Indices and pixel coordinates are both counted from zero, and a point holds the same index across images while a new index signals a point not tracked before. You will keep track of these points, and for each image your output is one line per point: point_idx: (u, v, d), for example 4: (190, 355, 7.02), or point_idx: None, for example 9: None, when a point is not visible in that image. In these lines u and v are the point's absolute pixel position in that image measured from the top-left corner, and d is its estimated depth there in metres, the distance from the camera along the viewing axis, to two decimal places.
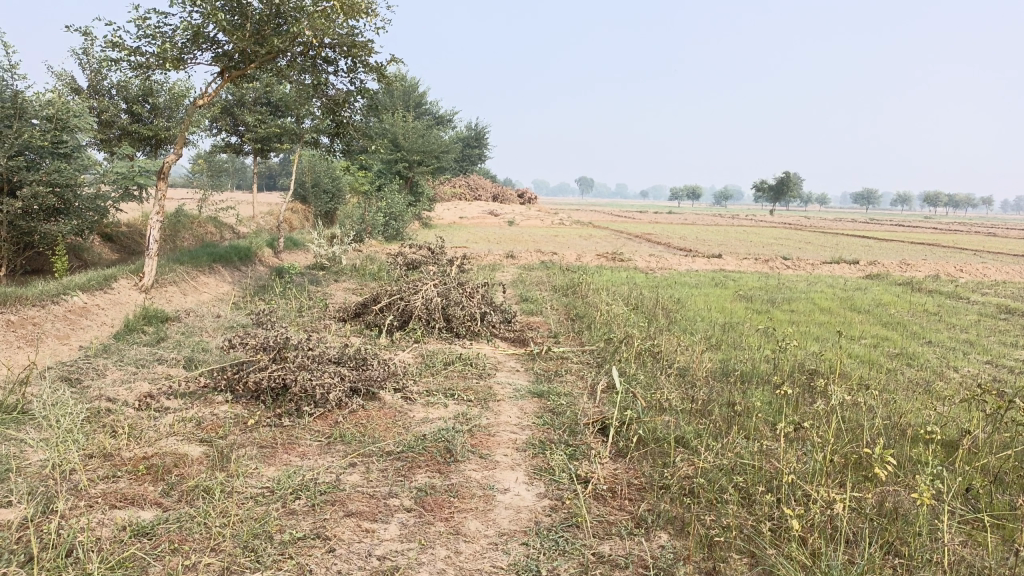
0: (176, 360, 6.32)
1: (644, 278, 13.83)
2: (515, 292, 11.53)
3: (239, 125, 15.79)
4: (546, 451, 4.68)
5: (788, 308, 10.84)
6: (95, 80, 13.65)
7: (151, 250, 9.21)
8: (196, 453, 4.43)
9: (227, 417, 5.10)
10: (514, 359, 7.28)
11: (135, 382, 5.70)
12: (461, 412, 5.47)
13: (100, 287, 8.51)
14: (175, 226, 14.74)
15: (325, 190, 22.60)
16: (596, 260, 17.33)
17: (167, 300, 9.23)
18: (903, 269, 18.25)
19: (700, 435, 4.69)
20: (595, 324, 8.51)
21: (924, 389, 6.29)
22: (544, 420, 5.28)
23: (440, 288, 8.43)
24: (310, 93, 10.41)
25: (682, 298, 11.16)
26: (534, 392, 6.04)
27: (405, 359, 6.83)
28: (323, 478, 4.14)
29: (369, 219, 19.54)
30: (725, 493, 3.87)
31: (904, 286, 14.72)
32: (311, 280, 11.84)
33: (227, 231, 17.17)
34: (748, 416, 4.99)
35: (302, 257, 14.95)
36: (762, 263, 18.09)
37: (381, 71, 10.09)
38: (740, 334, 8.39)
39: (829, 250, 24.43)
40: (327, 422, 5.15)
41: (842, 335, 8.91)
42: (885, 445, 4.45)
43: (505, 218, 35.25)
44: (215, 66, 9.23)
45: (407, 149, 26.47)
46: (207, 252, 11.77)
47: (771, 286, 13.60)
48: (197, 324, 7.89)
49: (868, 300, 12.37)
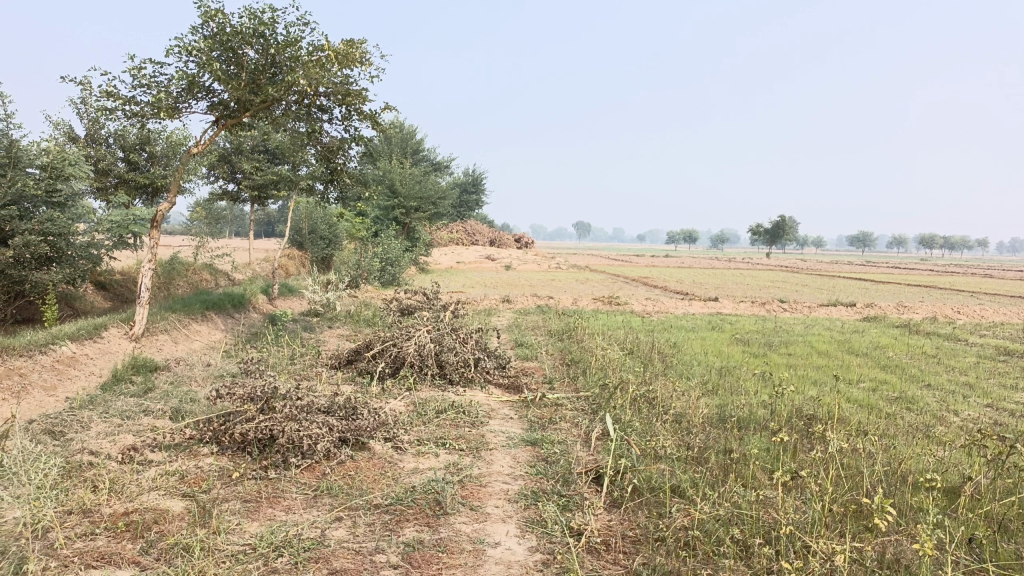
0: (163, 411, 6.22)
1: (640, 321, 13.75)
2: (511, 337, 11.44)
3: (236, 173, 15.86)
4: (538, 502, 4.55)
5: (786, 352, 10.75)
6: (92, 130, 13.76)
7: (143, 298, 9.15)
8: (177, 509, 4.31)
9: (212, 470, 4.98)
10: (507, 406, 7.17)
11: (120, 434, 5.59)
12: (452, 462, 5.35)
13: (90, 336, 8.42)
14: (170, 274, 14.70)
15: (321, 237, 22.67)
16: (592, 305, 17.28)
17: (158, 349, 9.14)
18: (900, 311, 18.19)
19: (695, 484, 4.57)
20: (591, 370, 8.42)
21: (925, 433, 6.18)
22: (537, 470, 5.16)
23: (433, 334, 8.35)
24: (305, 141, 10.45)
25: (679, 342, 11.08)
26: (527, 440, 5.92)
27: (397, 408, 6.71)
28: (307, 534, 4.00)
29: (366, 265, 19.54)
30: (721, 546, 3.74)
31: (902, 328, 14.65)
32: (304, 326, 11.76)
33: (222, 278, 17.13)
34: (746, 464, 4.87)
35: (296, 304, 14.88)
36: (759, 306, 18.04)
37: (375, 119, 10.15)
38: (737, 378, 8.29)
39: (825, 292, 24.42)
40: (314, 474, 5.02)
41: (841, 378, 8.82)
42: (886, 493, 4.34)
43: (501, 262, 35.30)
44: (210, 114, 9.29)
45: (404, 196, 26.47)
46: (200, 300, 11.71)
47: (768, 329, 13.53)
48: (187, 373, 7.78)
49: (865, 342, 12.29)
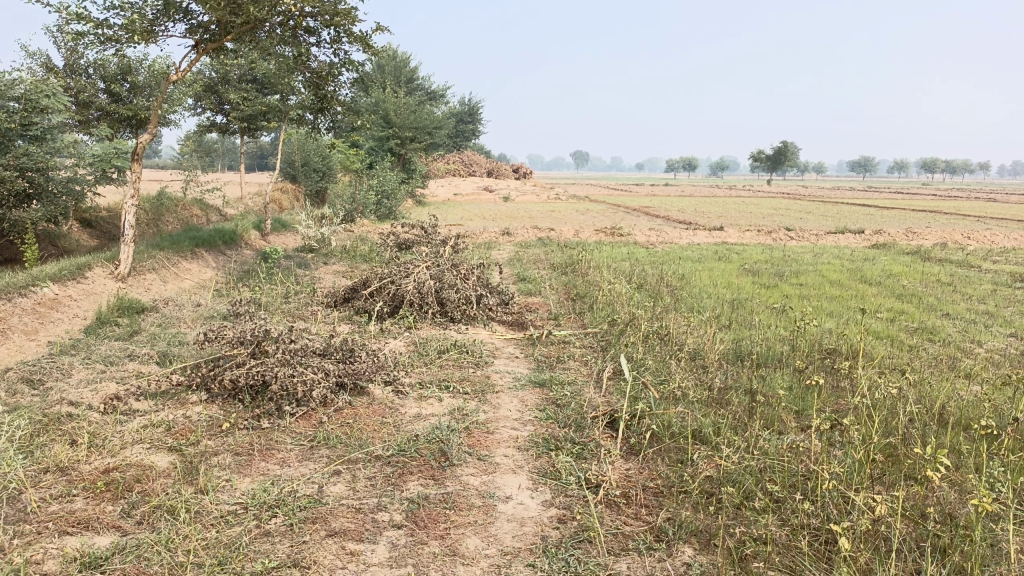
0: (149, 356, 5.87)
1: (645, 252, 13.35)
2: (513, 272, 11.07)
3: (224, 104, 15.16)
4: (551, 451, 4.25)
5: (797, 282, 10.42)
6: (70, 59, 13.07)
7: (127, 236, 8.72)
8: (163, 464, 4.00)
9: (201, 420, 4.67)
10: (513, 344, 6.85)
11: (103, 382, 5.26)
12: (457, 406, 5.04)
13: (73, 277, 8.03)
14: (158, 210, 14.21)
15: (315, 169, 22.04)
16: (594, 235, 16.86)
17: (146, 289, 8.75)
18: (909, 237, 17.81)
19: (719, 430, 4.27)
20: (598, 305, 8.08)
21: (952, 368, 5.89)
22: (547, 414, 4.85)
23: (433, 270, 7.96)
24: (292, 67, 9.84)
25: (687, 274, 10.73)
26: (535, 381, 5.60)
27: (397, 348, 6.39)
28: (303, 491, 3.70)
29: (361, 199, 19.02)
30: (753, 500, 3.46)
31: (912, 255, 14.26)
32: (298, 263, 11.37)
33: (213, 213, 16.65)
34: (771, 407, 4.58)
35: (290, 239, 14.45)
36: (765, 235, 17.61)
37: (365, 41, 9.52)
38: (750, 312, 7.95)
39: (831, 219, 23.93)
40: (310, 422, 4.71)
41: (857, 309, 8.48)
42: (926, 438, 4.04)
43: (499, 194, 34.61)
44: (190, 39, 8.68)
45: (399, 126, 25.71)
46: (189, 236, 11.27)
47: (776, 258, 13.14)
48: (175, 314, 7.42)
49: (877, 271, 11.92)
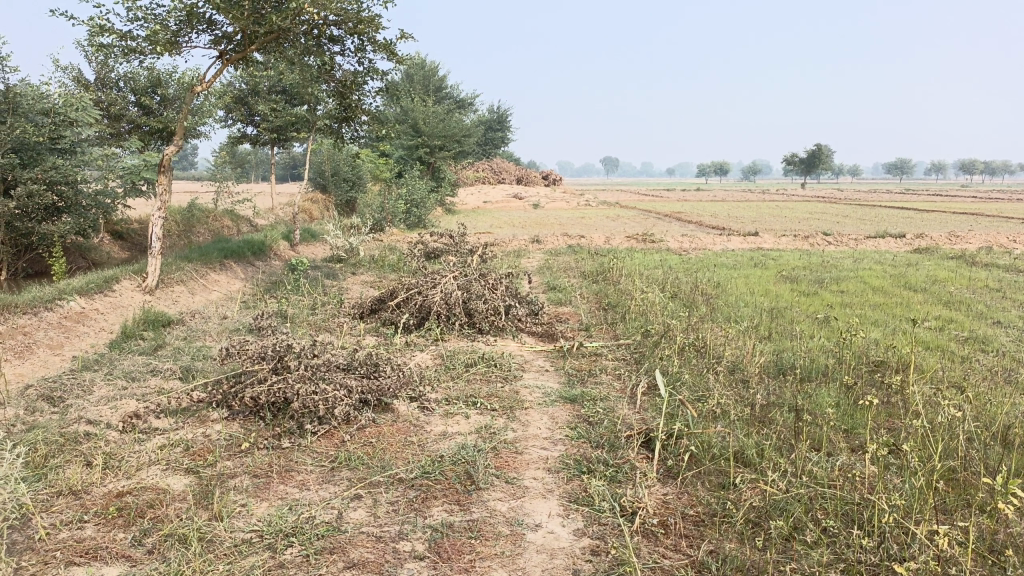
0: (172, 371, 5.75)
1: (677, 259, 13.05)
2: (542, 281, 10.85)
3: (254, 115, 15.17)
4: (583, 473, 4.01)
5: (837, 289, 10.05)
6: (102, 73, 13.16)
7: (154, 248, 8.66)
8: (178, 488, 3.85)
9: (220, 439, 4.51)
10: (542, 357, 6.64)
11: (124, 399, 5.14)
12: (485, 424, 4.83)
13: (101, 290, 7.98)
14: (189, 221, 14.24)
15: (345, 178, 22.06)
16: (625, 242, 16.58)
17: (173, 301, 8.68)
18: (952, 241, 17.23)
19: (764, 452, 4.01)
20: (630, 315, 7.83)
21: (1009, 382, 5.54)
22: (578, 432, 4.61)
23: (461, 281, 7.77)
24: (317, 76, 9.75)
25: (722, 281, 10.42)
26: (566, 397, 5.37)
27: (424, 362, 6.20)
28: (322, 517, 3.52)
29: (390, 207, 18.95)
30: (804, 531, 3.20)
31: (956, 260, 13.76)
32: (326, 273, 11.28)
33: (244, 223, 16.69)
34: (817, 428, 4.30)
35: (319, 249, 14.39)
36: (801, 240, 17.19)
37: (390, 49, 9.39)
38: (789, 321, 7.64)
39: (869, 223, 23.33)
40: (332, 442, 4.53)
41: (902, 317, 8.11)
42: (990, 464, 3.74)
43: (529, 201, 34.43)
44: (215, 49, 8.62)
45: (428, 134, 25.66)
46: (218, 247, 11.23)
47: (814, 264, 12.74)
48: (201, 327, 7.32)
49: (921, 276, 11.47)
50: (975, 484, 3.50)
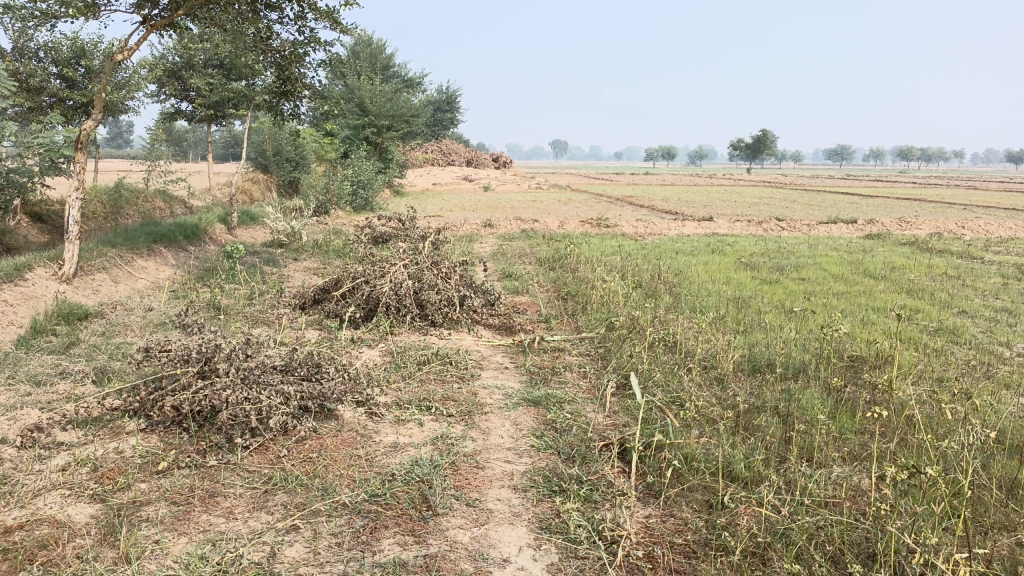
0: (85, 374, 5.09)
1: (634, 245, 12.70)
2: (496, 268, 10.35)
3: (189, 90, 14.24)
4: (554, 493, 3.54)
5: (799, 277, 9.81)
6: (19, 41, 12.11)
7: (71, 233, 7.85)
8: (80, 520, 3.26)
9: (136, 456, 3.92)
10: (501, 353, 6.15)
11: (24, 407, 4.47)
12: (441, 433, 4.33)
13: (9, 279, 7.18)
14: (116, 203, 13.30)
15: (287, 158, 21.15)
16: (579, 227, 16.22)
17: (94, 291, 7.92)
18: (902, 227, 17.30)
19: (753, 466, 3.61)
20: (592, 306, 7.41)
21: (991, 378, 5.27)
22: (545, 442, 4.16)
23: (411, 269, 7.21)
24: (253, 46, 9.02)
25: (683, 268, 10.08)
26: (529, 400, 4.90)
27: (372, 360, 5.67)
28: (252, 556, 2.97)
29: (335, 189, 18.16)
30: (811, 564, 2.80)
31: (909, 246, 13.73)
32: (266, 259, 10.58)
33: (178, 205, 15.77)
34: (808, 437, 3.93)
35: (259, 234, 13.62)
36: (756, 225, 17.04)
37: (333, 17, 8.72)
38: (756, 312, 7.30)
39: (818, 209, 23.44)
40: (265, 457, 3.97)
41: (869, 307, 7.86)
42: (1000, 481, 3.40)
43: (479, 184, 33.82)
44: (138, 14, 7.84)
45: (375, 114, 24.86)
46: (146, 231, 10.41)
47: (772, 251, 12.52)
48: (122, 321, 6.62)
49: (880, 263, 11.32)
50: (991, 504, 3.15)
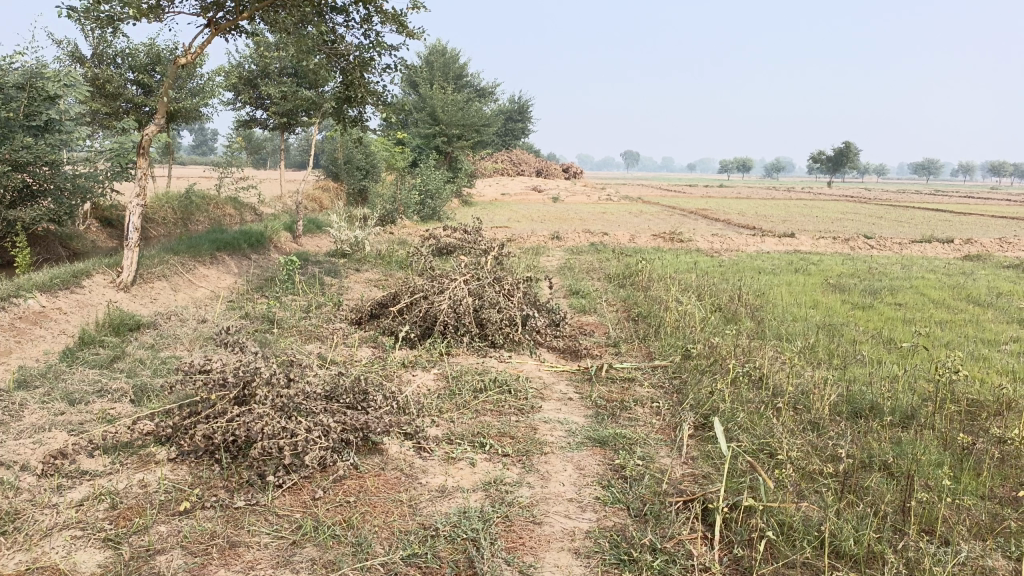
0: (123, 392, 4.81)
1: (709, 262, 12.00)
2: (563, 284, 9.87)
3: (263, 98, 14.18)
4: (622, 563, 3.02)
5: (894, 301, 9.00)
6: (98, 48, 12.28)
7: (131, 239, 7.71)
8: (85, 571, 2.89)
9: (161, 491, 3.56)
10: (564, 381, 5.64)
11: (54, 429, 4.19)
12: (496, 477, 3.85)
13: (67, 286, 7.06)
14: (186, 209, 13.37)
15: (358, 167, 21.14)
16: (652, 241, 15.59)
17: (151, 300, 7.76)
18: (1004, 248, 16.02)
19: (865, 543, 3.00)
20: (665, 329, 6.84)
21: None
22: (614, 494, 3.63)
23: (472, 285, 6.78)
24: (320, 50, 8.80)
25: (764, 289, 9.37)
26: (595, 439, 4.38)
27: (426, 386, 5.24)
28: None
29: (403, 198, 18.00)
30: None
31: (1014, 269, 12.60)
32: (328, 269, 10.35)
33: (248, 212, 15.81)
34: (930, 507, 3.29)
35: (324, 243, 13.49)
36: (842, 243, 16.05)
37: (400, 20, 8.40)
38: (850, 342, 6.59)
39: (907, 226, 22.07)
40: (298, 499, 3.56)
41: (978, 339, 7.04)
42: None
43: (549, 194, 33.37)
44: (203, 16, 7.67)
45: (446, 123, 24.72)
46: (211, 239, 10.30)
47: (861, 271, 11.64)
48: (172, 333, 6.38)
49: (983, 288, 10.35)
50: None
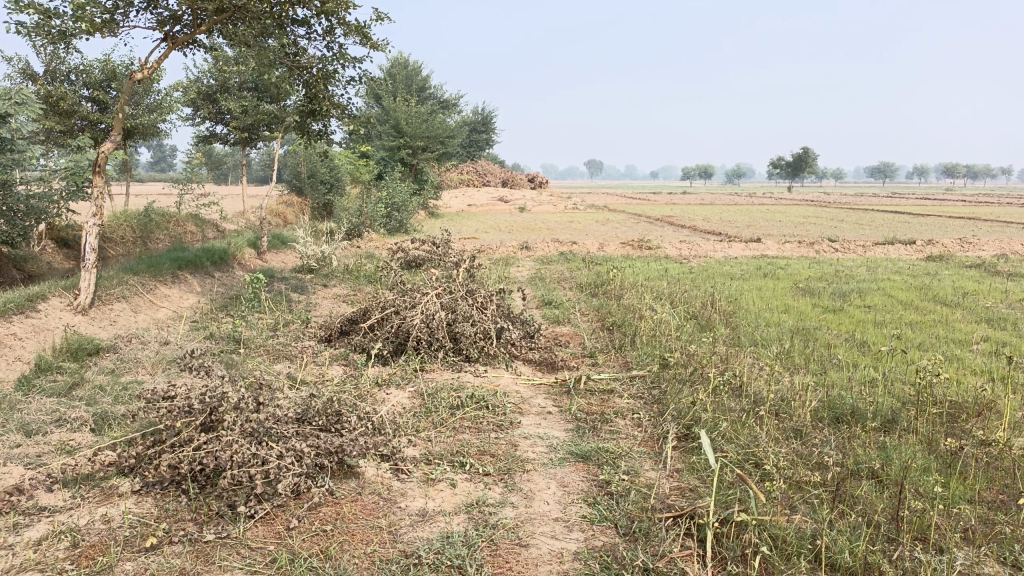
0: (82, 421, 4.59)
1: (679, 269, 12.03)
2: (534, 294, 9.78)
3: (223, 112, 13.93)
4: None
5: (863, 304, 9.07)
6: (51, 64, 11.95)
7: (88, 260, 7.45)
8: None
9: (125, 525, 3.37)
10: (542, 394, 5.53)
11: (9, 463, 3.97)
12: (478, 498, 3.73)
13: (21, 311, 6.79)
14: (146, 227, 13.03)
15: (322, 181, 20.88)
16: (620, 249, 15.60)
17: (111, 322, 7.50)
18: (964, 248, 16.31)
19: (860, 554, 2.94)
20: (640, 338, 6.78)
21: None
22: (601, 512, 3.53)
23: (445, 299, 6.66)
24: (282, 63, 8.64)
25: (736, 295, 9.38)
26: (577, 454, 4.27)
27: (401, 404, 5.10)
28: None
29: (369, 211, 17.79)
30: None
31: (976, 269, 12.81)
32: (295, 285, 10.14)
33: (210, 229, 15.49)
34: (921, 514, 3.24)
35: (289, 259, 13.25)
36: (807, 246, 16.22)
37: (363, 31, 8.27)
38: (825, 346, 6.59)
39: (869, 228, 22.42)
40: (271, 530, 3.40)
41: (949, 340, 7.09)
42: None
43: (515, 205, 33.35)
44: (160, 30, 7.47)
45: (410, 135, 24.56)
46: (172, 257, 10.03)
47: (829, 274, 11.74)
48: (134, 357, 6.16)
49: (948, 288, 10.48)
50: None
